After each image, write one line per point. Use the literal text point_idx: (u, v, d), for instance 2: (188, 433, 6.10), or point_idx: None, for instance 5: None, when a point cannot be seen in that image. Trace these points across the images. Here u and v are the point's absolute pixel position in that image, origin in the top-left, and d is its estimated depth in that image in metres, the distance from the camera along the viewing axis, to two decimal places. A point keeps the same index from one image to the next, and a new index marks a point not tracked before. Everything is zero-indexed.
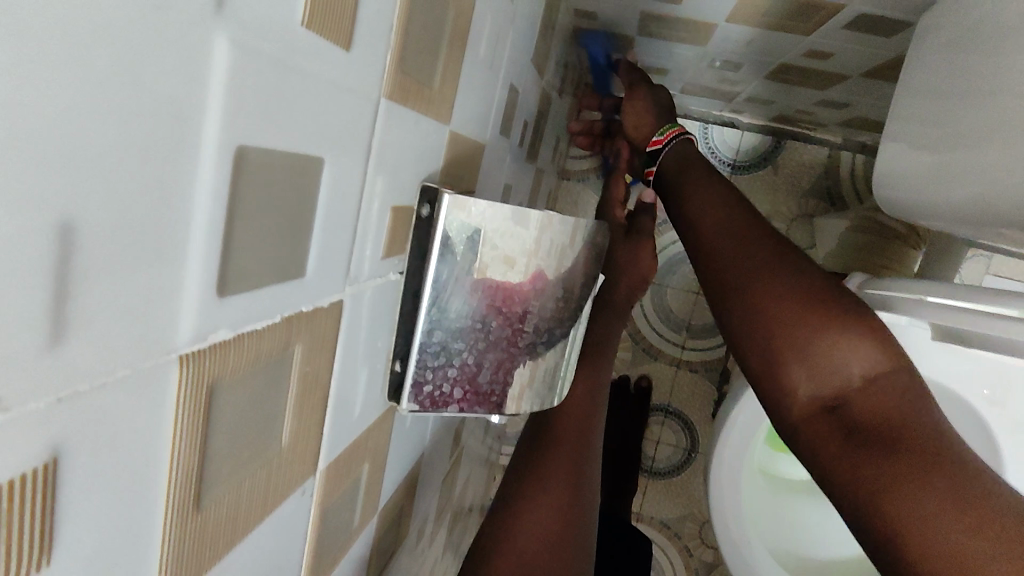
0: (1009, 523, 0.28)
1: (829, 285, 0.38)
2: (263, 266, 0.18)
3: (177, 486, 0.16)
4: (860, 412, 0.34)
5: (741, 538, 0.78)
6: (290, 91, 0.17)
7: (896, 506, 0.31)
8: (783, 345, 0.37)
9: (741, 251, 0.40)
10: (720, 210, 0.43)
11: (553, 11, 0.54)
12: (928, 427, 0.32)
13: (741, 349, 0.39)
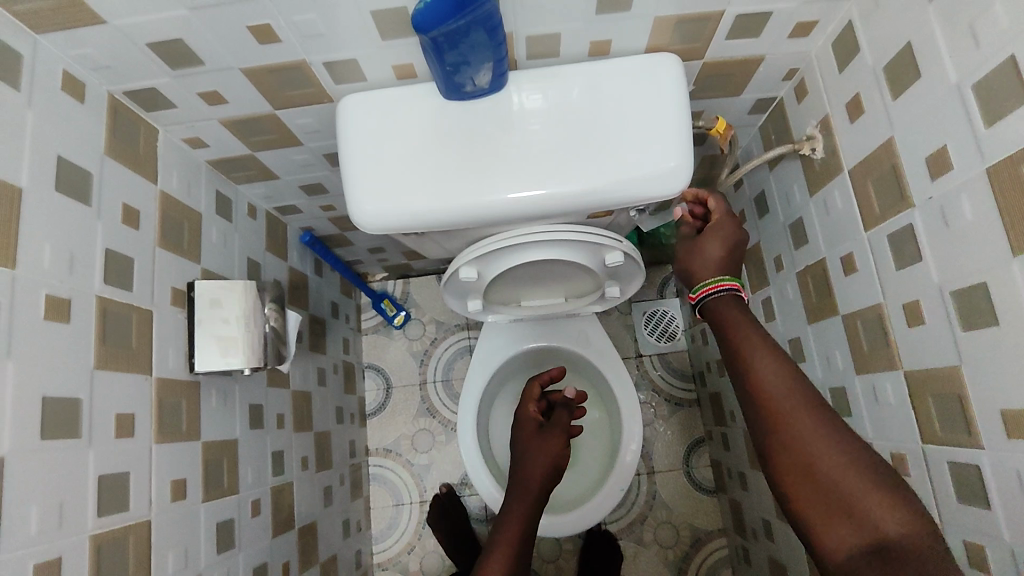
0: (851, 515, 0.49)
1: (796, 381, 0.54)
2: (118, 282, 0.65)
3: (96, 328, 0.61)
4: (805, 472, 0.51)
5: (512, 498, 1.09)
6: (120, 237, 0.67)
7: (841, 500, 0.49)
8: (751, 370, 0.56)
9: (775, 357, 0.56)
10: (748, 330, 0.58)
11: (279, 228, 1.10)
12: (831, 478, 0.50)
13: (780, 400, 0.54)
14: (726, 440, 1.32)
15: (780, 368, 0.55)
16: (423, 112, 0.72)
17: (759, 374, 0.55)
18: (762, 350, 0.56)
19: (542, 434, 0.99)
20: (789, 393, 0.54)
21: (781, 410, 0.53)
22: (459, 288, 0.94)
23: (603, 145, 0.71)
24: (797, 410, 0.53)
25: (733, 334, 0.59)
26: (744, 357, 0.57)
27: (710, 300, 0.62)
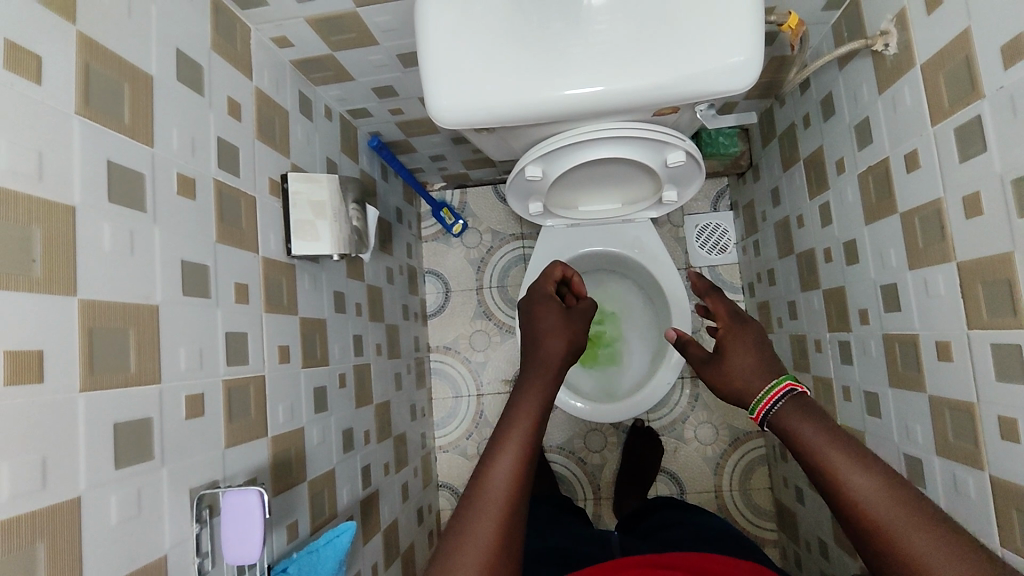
0: None
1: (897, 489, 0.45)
2: (229, 169, 0.73)
3: (215, 206, 0.70)
4: None
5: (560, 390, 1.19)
6: (228, 128, 0.74)
7: None
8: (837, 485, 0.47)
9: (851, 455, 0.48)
10: (813, 423, 0.51)
11: (351, 132, 1.16)
12: None
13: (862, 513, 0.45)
14: (769, 346, 1.37)
15: (873, 479, 0.46)
16: (496, 3, 0.75)
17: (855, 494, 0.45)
18: (838, 452, 0.48)
19: (564, 313, 0.77)
20: (893, 506, 0.44)
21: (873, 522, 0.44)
22: (521, 186, 0.99)
23: (675, 35, 0.73)
24: (908, 527, 0.43)
25: (810, 442, 0.50)
26: (830, 465, 0.47)
27: (776, 411, 0.54)
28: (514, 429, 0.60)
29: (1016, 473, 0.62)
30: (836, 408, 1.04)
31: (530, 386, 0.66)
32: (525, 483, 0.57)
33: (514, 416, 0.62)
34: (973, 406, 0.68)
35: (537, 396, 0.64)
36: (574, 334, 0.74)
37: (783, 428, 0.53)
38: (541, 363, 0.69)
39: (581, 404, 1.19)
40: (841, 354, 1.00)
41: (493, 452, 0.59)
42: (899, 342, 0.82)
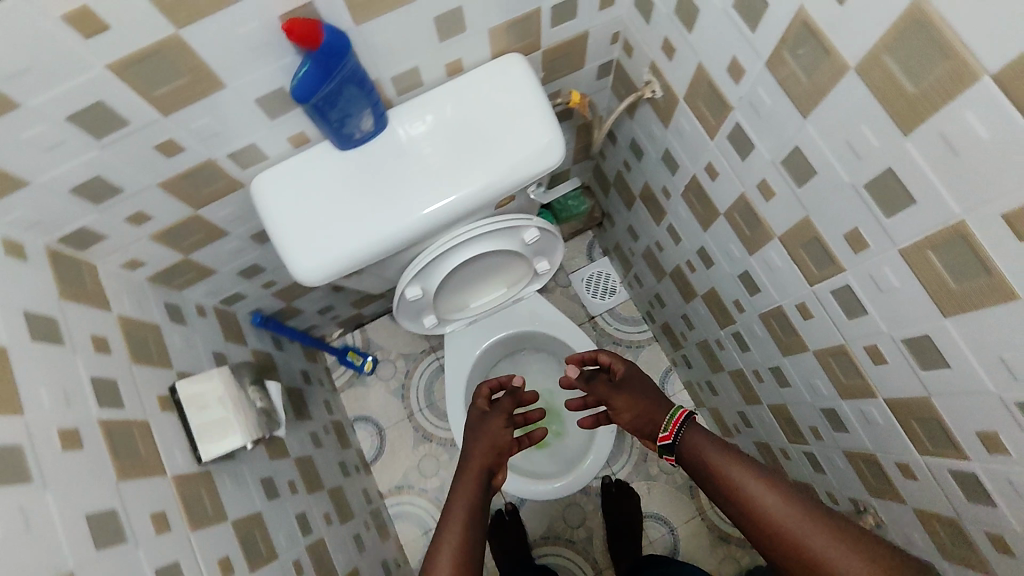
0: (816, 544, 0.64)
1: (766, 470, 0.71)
2: (110, 404, 0.72)
3: (106, 446, 0.68)
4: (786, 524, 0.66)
5: (518, 481, 1.19)
6: (99, 366, 0.73)
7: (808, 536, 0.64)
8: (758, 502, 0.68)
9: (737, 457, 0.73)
10: (711, 443, 0.76)
11: (230, 319, 1.17)
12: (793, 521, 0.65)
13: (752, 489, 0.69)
14: (686, 361, 1.46)
15: (748, 467, 0.71)
16: (325, 168, 0.82)
17: (773, 507, 0.67)
18: (758, 479, 0.69)
19: (488, 419, 0.85)
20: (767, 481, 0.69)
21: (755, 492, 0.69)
22: (408, 308, 1.03)
23: (486, 141, 0.83)
24: (776, 490, 0.68)
25: (711, 454, 0.74)
26: (724, 469, 0.72)
27: (686, 437, 0.78)
28: (444, 542, 0.69)
29: (899, 388, 0.70)
30: (757, 392, 1.12)
31: (460, 491, 0.75)
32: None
33: (447, 525, 0.70)
34: (844, 347, 0.77)
35: (460, 508, 0.72)
36: (495, 437, 0.82)
37: (691, 454, 0.77)
38: (465, 478, 0.76)
39: (536, 489, 1.19)
40: (739, 344, 1.10)
41: (429, 566, 0.67)
42: (772, 317, 0.92)
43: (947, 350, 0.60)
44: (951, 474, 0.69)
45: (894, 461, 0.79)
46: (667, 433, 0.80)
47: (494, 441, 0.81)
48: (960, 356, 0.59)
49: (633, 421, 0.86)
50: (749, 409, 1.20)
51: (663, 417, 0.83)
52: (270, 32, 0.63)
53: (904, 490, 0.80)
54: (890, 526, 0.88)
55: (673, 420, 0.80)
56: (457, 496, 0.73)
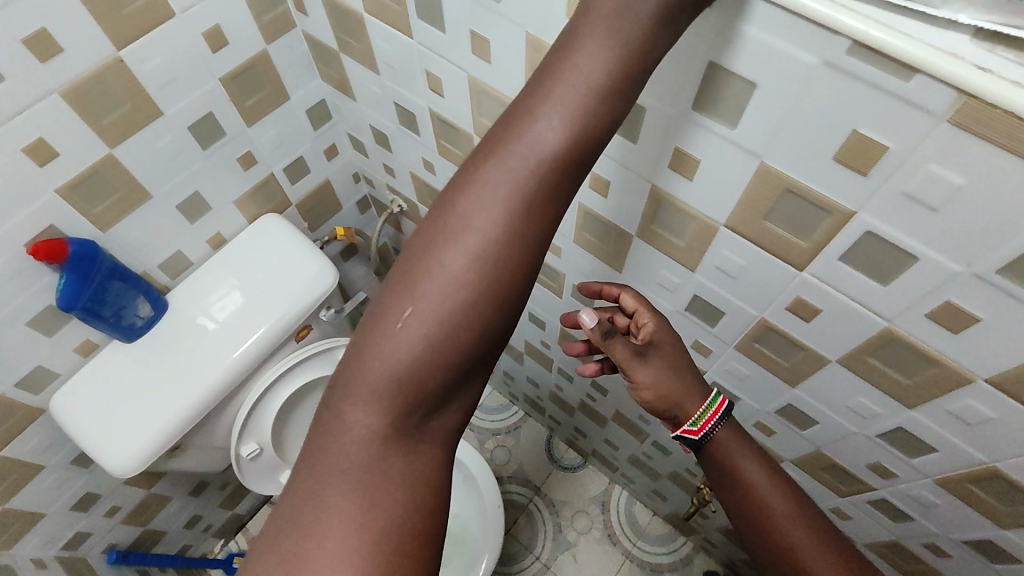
0: None
1: (793, 492, 0.63)
2: None
3: None
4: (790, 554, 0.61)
5: None
6: None
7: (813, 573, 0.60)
8: (774, 527, 0.62)
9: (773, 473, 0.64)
10: (745, 448, 0.65)
11: (78, 564, 1.10)
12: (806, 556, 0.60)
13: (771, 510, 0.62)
14: (553, 420, 1.60)
15: (776, 488, 0.63)
16: (117, 362, 0.88)
17: (803, 554, 0.60)
18: (795, 512, 0.62)
19: (530, 127, 0.39)
20: (794, 510, 0.62)
21: (776, 516, 0.62)
22: (255, 467, 1.07)
23: (264, 289, 0.95)
24: (799, 517, 0.62)
25: (736, 458, 0.65)
26: (747, 478, 0.64)
27: (717, 436, 0.66)
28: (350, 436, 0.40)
29: None
30: (600, 409, 1.27)
31: (428, 281, 0.40)
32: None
33: (378, 358, 0.40)
34: None
35: (376, 382, 0.40)
36: (534, 166, 0.39)
37: (715, 451, 0.66)
38: (432, 286, 0.40)
39: None
40: (566, 376, 1.26)
41: (326, 451, 0.41)
42: (565, 340, 1.08)
43: None
44: None
45: None
46: (695, 428, 0.65)
47: (525, 209, 0.39)
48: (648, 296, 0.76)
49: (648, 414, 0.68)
50: (608, 428, 1.33)
51: (697, 408, 0.64)
52: (21, 260, 0.72)
53: None
54: None
55: (708, 413, 0.65)
56: (423, 280, 0.40)
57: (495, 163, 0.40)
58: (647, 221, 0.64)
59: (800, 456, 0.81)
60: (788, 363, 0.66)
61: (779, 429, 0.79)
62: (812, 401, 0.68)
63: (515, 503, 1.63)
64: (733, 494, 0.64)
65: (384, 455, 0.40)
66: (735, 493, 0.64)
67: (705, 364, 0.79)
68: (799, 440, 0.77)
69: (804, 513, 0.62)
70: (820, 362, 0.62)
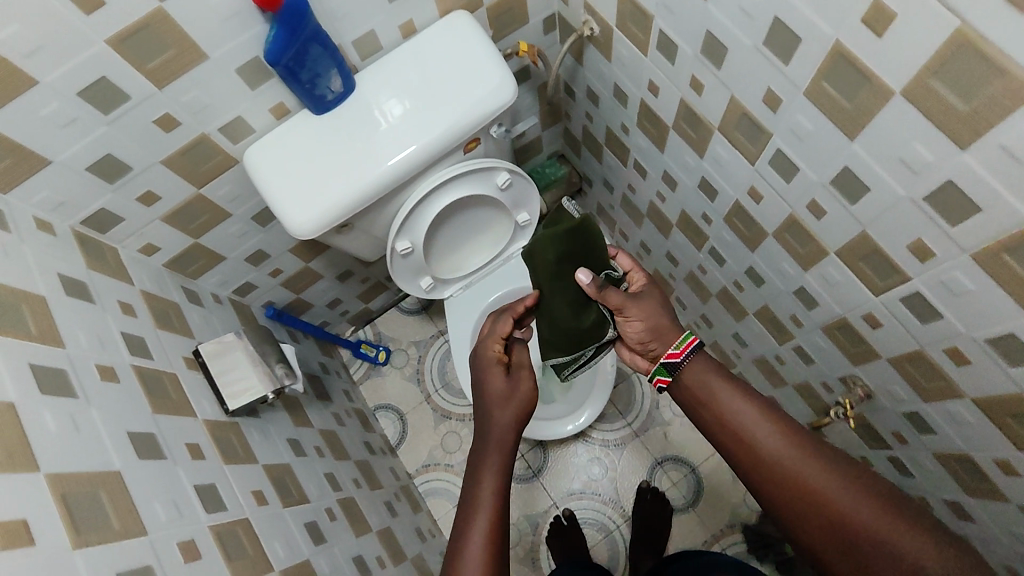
0: (819, 497, 0.66)
1: (777, 417, 0.71)
2: (141, 355, 0.81)
3: (146, 384, 0.77)
4: (789, 479, 0.68)
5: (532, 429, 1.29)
6: (128, 325, 0.83)
7: (814, 491, 0.66)
8: (785, 472, 0.68)
9: (750, 408, 0.72)
10: (727, 390, 0.74)
11: (245, 309, 1.27)
12: (802, 478, 0.67)
13: (760, 436, 0.71)
14: (681, 302, 1.55)
15: (761, 416, 0.72)
16: (304, 133, 0.92)
17: (797, 469, 0.68)
18: (777, 434, 0.70)
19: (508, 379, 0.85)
20: (780, 433, 0.70)
21: (767, 443, 0.70)
22: (403, 265, 1.13)
23: (445, 88, 0.93)
24: (784, 442, 0.69)
25: (721, 400, 0.74)
26: (734, 414, 0.73)
27: (692, 369, 0.77)
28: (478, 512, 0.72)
29: (842, 237, 0.77)
30: (743, 301, 1.19)
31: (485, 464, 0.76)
32: (492, 554, 0.69)
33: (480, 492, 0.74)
34: (793, 215, 0.84)
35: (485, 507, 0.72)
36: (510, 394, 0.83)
37: (702, 394, 0.75)
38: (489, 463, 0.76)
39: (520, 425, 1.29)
40: (717, 259, 1.18)
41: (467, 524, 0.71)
42: (734, 215, 0.99)
43: (865, 177, 0.66)
44: (901, 304, 0.74)
45: (859, 316, 0.85)
46: (676, 350, 0.78)
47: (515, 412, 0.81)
48: (875, 176, 0.65)
49: (646, 332, 0.82)
50: (744, 322, 1.26)
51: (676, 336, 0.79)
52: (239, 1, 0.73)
53: (876, 342, 0.85)
54: (878, 388, 0.93)
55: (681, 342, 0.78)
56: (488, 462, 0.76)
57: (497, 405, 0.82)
58: (927, 74, 0.52)
59: (989, 398, 0.71)
60: None
61: (976, 362, 0.69)
62: None
63: (619, 370, 1.64)
64: (723, 434, 0.73)
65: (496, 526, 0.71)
66: (727, 433, 0.73)
67: (913, 269, 0.69)
68: (999, 378, 0.67)
69: (790, 435, 0.70)
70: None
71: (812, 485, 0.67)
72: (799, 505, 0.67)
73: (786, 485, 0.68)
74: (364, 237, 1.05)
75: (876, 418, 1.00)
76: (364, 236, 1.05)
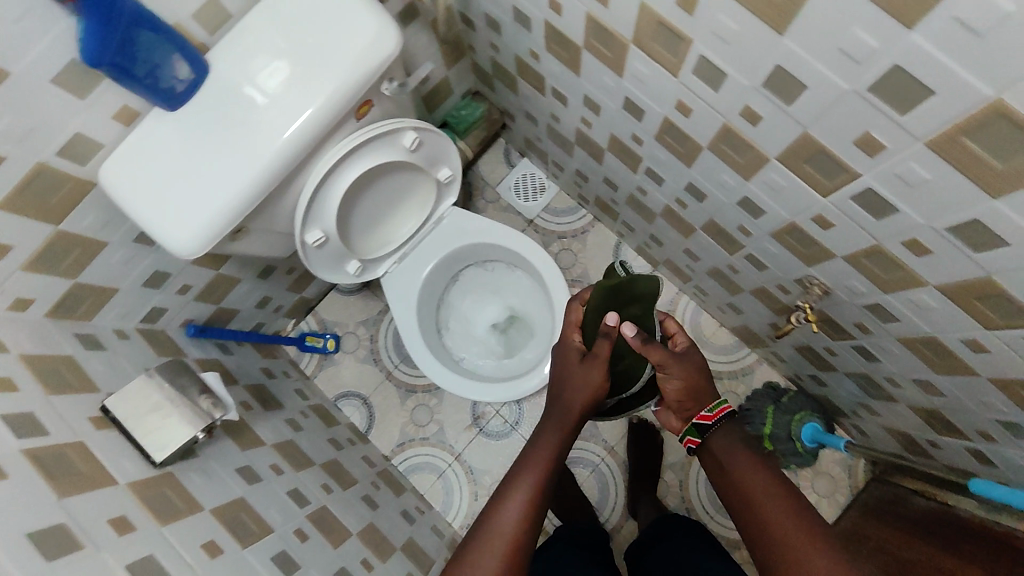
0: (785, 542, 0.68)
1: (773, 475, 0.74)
2: (31, 435, 0.70)
3: (42, 468, 0.67)
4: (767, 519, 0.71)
5: (498, 391, 1.22)
6: (8, 403, 0.71)
7: (783, 535, 0.69)
8: (762, 521, 0.71)
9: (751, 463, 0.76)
10: (735, 446, 0.79)
11: (160, 335, 1.14)
12: (776, 523, 0.70)
13: (749, 486, 0.74)
14: (627, 224, 1.49)
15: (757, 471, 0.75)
16: (163, 136, 0.78)
17: (773, 519, 0.70)
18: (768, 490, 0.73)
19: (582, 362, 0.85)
20: (768, 491, 0.73)
21: (753, 494, 0.73)
22: (321, 256, 1.02)
23: (315, 49, 0.79)
24: (769, 495, 0.72)
25: (725, 449, 0.79)
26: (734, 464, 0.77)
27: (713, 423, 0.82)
28: (527, 476, 0.74)
29: (784, 141, 0.70)
30: (688, 218, 1.13)
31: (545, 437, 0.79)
32: (527, 520, 0.70)
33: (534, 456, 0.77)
34: (728, 125, 0.76)
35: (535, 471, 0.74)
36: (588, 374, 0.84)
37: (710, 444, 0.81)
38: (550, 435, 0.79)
39: (486, 392, 1.22)
40: (655, 178, 1.11)
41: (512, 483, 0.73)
42: (666, 132, 0.91)
43: (801, 73, 0.58)
44: (854, 203, 0.69)
45: (809, 218, 0.79)
46: (710, 414, 0.82)
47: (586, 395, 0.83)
48: (811, 70, 0.57)
49: (682, 392, 0.83)
50: (692, 237, 1.21)
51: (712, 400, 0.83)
52: None
53: (830, 243, 0.80)
54: (837, 286, 0.90)
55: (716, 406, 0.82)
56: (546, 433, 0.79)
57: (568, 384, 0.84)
58: None
59: (952, 283, 0.68)
60: (1004, 167, 0.49)
61: (937, 251, 0.65)
62: (1014, 219, 0.53)
63: None
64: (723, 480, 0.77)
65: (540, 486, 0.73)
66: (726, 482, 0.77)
67: (863, 166, 0.62)
68: (963, 264, 0.63)
69: (779, 490, 0.73)
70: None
71: (783, 529, 0.69)
72: (767, 549, 0.69)
73: (761, 527, 0.71)
74: (267, 236, 0.93)
75: (839, 313, 0.97)
76: (267, 236, 0.93)
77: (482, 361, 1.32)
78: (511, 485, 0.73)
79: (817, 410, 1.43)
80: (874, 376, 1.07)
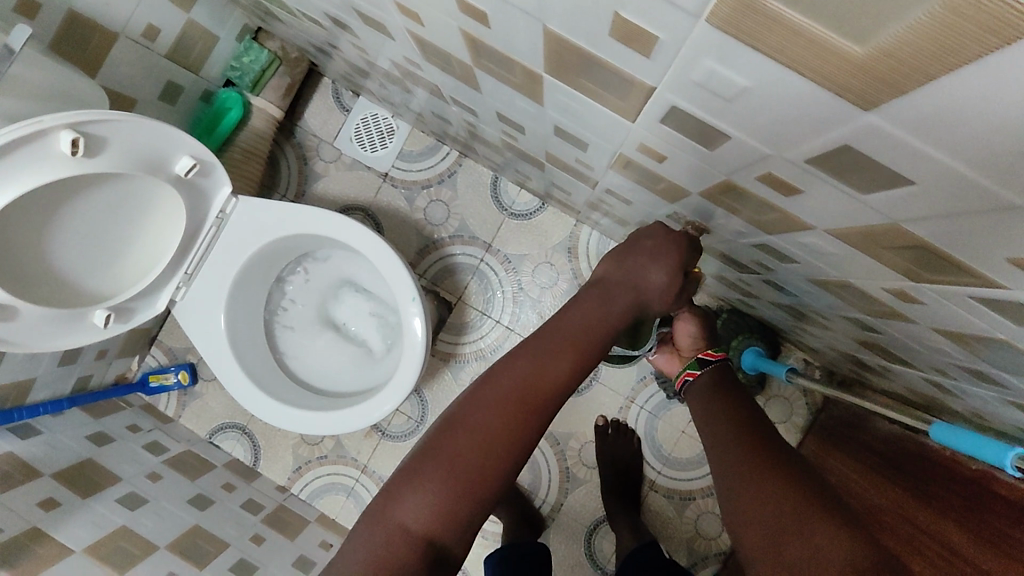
0: (778, 530, 0.49)
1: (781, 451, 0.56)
2: None
3: None
4: (757, 494, 0.53)
5: (350, 416, 0.93)
6: None
7: (778, 520, 0.50)
8: (754, 500, 0.52)
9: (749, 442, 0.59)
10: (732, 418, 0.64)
11: None
12: (775, 496, 0.51)
13: (741, 463, 0.57)
14: (489, 158, 1.19)
15: (756, 444, 0.58)
16: None
17: (764, 493, 0.52)
18: (769, 464, 0.55)
19: (620, 269, 0.60)
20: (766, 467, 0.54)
21: (745, 469, 0.56)
22: (22, 327, 0.74)
23: None
24: (771, 468, 0.54)
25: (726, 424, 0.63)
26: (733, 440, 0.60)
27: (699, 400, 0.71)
28: (504, 385, 0.52)
29: (538, 50, 0.41)
30: (527, 152, 0.85)
31: (549, 343, 0.55)
32: (480, 469, 0.49)
33: (518, 359, 0.54)
34: (467, 32, 0.46)
35: (514, 385, 0.52)
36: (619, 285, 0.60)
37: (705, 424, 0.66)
38: (553, 343, 0.55)
39: (334, 421, 0.94)
40: (469, 110, 0.81)
41: (486, 393, 0.52)
42: (427, 52, 0.61)
43: None
44: (669, 128, 0.41)
45: (635, 149, 0.52)
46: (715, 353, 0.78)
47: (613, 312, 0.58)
48: None
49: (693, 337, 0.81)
50: (549, 171, 0.92)
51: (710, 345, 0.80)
52: None
53: (673, 177, 0.53)
54: (711, 224, 0.63)
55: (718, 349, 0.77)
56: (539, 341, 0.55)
57: (598, 292, 0.59)
58: None
59: (844, 228, 0.41)
60: (868, 52, 0.22)
61: (807, 190, 0.38)
62: (907, 142, 0.26)
63: (459, 267, 1.32)
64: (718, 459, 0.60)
65: (507, 416, 0.51)
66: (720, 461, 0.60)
67: (649, 72, 0.34)
68: (850, 203, 0.37)
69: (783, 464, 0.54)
70: (981, 47, 0.19)
71: (786, 506, 0.50)
72: (756, 539, 0.51)
73: (753, 507, 0.52)
74: None
75: (731, 249, 0.71)
76: None
77: (339, 374, 1.06)
78: (446, 459, 0.49)
79: (755, 330, 1.19)
80: (800, 307, 0.83)
